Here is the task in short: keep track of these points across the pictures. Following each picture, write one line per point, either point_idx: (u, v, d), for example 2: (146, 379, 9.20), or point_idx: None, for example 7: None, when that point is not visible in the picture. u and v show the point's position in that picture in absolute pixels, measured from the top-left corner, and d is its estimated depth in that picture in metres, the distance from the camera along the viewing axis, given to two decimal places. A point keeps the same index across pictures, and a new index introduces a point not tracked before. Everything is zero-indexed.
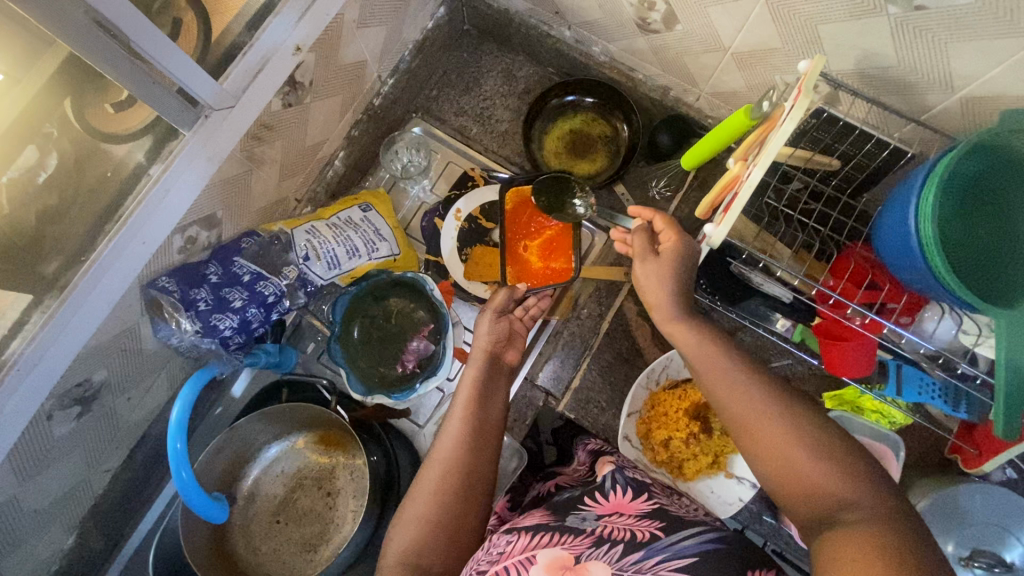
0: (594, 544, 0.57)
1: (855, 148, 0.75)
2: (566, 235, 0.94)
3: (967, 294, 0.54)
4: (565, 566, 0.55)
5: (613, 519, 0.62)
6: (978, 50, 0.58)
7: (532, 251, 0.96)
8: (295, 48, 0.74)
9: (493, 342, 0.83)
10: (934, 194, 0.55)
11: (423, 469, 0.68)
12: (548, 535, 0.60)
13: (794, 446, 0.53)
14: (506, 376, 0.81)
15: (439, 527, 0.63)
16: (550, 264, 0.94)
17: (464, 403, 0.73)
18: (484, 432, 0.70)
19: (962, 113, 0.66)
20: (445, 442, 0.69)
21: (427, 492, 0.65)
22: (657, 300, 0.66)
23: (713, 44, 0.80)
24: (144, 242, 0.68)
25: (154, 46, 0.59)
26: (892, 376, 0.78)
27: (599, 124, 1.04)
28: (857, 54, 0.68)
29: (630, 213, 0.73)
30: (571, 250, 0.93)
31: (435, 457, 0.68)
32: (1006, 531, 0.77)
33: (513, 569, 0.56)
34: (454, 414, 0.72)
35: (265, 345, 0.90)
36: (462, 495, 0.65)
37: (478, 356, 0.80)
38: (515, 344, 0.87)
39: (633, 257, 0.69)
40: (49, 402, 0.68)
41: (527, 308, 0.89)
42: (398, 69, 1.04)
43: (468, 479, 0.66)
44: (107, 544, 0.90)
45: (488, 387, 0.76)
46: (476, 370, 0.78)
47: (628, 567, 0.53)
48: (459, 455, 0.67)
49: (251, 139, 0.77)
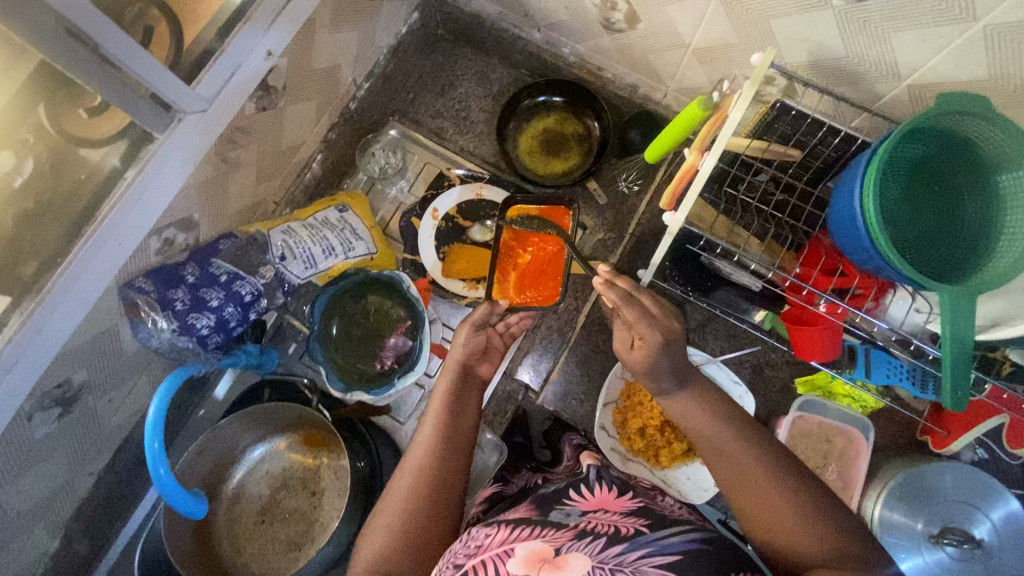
0: (575, 537, 0.56)
1: (809, 137, 0.78)
2: (558, 260, 0.94)
3: (908, 269, 0.55)
4: (545, 558, 0.53)
5: (599, 515, 0.61)
6: (922, 37, 0.60)
7: (519, 270, 0.96)
8: (266, 54, 0.77)
9: (469, 354, 0.82)
10: (874, 174, 0.56)
11: (395, 476, 0.68)
12: (528, 528, 0.59)
13: (767, 476, 0.57)
14: (478, 379, 0.82)
15: (415, 515, 0.63)
16: (537, 289, 0.95)
17: (436, 408, 0.75)
18: (454, 432, 0.72)
19: (910, 99, 0.68)
20: (416, 452, 0.70)
21: (400, 497, 0.65)
22: (645, 333, 0.68)
23: (674, 41, 0.83)
24: (120, 243, 0.70)
25: (124, 51, 0.61)
26: (860, 361, 0.81)
27: (571, 123, 1.06)
28: (808, 46, 0.70)
29: (597, 290, 0.69)
30: (561, 274, 0.94)
31: (404, 469, 0.68)
32: (974, 508, 0.78)
33: (490, 563, 0.54)
34: (427, 422, 0.73)
35: (246, 346, 0.92)
36: (433, 493, 0.66)
37: (450, 367, 0.80)
38: (490, 357, 0.86)
39: (621, 347, 0.72)
40: (29, 403, 0.69)
41: (509, 323, 0.90)
42: (373, 74, 1.07)
43: (440, 477, 0.67)
44: (93, 548, 0.90)
45: (462, 391, 0.78)
46: (447, 381, 0.78)
47: (608, 561, 0.52)
48: (428, 455, 0.69)
49: (225, 142, 0.79)
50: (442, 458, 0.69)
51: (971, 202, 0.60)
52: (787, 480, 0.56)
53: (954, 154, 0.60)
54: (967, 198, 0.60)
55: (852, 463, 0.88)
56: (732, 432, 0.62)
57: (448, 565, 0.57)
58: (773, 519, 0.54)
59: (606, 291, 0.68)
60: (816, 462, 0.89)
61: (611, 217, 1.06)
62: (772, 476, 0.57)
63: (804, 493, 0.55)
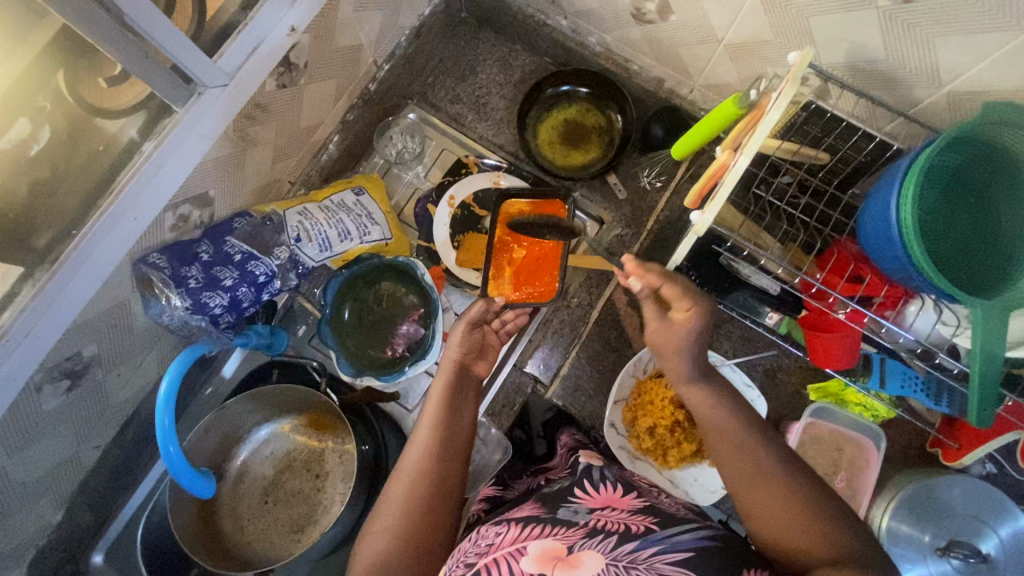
0: (586, 535, 0.56)
1: (842, 140, 0.76)
2: (554, 253, 0.93)
3: (941, 280, 0.54)
4: (558, 556, 0.53)
5: (606, 513, 0.61)
6: (967, 43, 0.59)
7: (517, 265, 0.95)
8: (290, 29, 0.74)
9: (464, 354, 0.81)
10: (912, 181, 0.55)
11: (391, 482, 0.66)
12: (539, 526, 0.59)
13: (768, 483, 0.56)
14: (473, 380, 0.80)
15: (418, 513, 0.63)
16: (533, 284, 0.94)
17: (433, 411, 0.72)
18: (454, 433, 0.71)
19: (948, 107, 0.66)
20: (411, 455, 0.68)
21: (397, 505, 0.63)
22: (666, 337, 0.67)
23: (706, 36, 0.81)
24: (136, 217, 0.67)
25: (149, 23, 0.59)
26: (875, 370, 0.81)
27: (592, 115, 1.04)
28: (846, 46, 0.69)
29: (631, 275, 0.65)
30: (558, 268, 0.93)
31: (402, 470, 0.67)
32: (983, 522, 0.78)
33: (503, 562, 0.54)
34: (423, 424, 0.71)
35: (255, 326, 0.90)
36: (436, 492, 0.65)
37: (447, 368, 0.78)
38: (485, 356, 0.84)
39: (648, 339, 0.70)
40: (39, 374, 0.68)
41: (504, 320, 0.89)
42: (394, 55, 1.05)
43: (439, 480, 0.66)
44: (96, 521, 0.90)
45: (458, 395, 0.75)
46: (443, 383, 0.76)
47: (621, 558, 0.52)
48: (428, 462, 0.67)
49: (244, 118, 0.78)
50: (441, 461, 0.67)
51: (1009, 215, 0.58)
52: (793, 486, 0.56)
53: (992, 166, 0.58)
54: (1003, 211, 0.59)
55: (860, 471, 0.88)
56: (751, 443, 0.59)
57: (459, 565, 0.57)
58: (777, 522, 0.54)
59: (641, 272, 0.64)
60: (825, 469, 0.89)
61: (628, 213, 1.05)
62: (782, 481, 0.56)
63: (826, 502, 0.55)
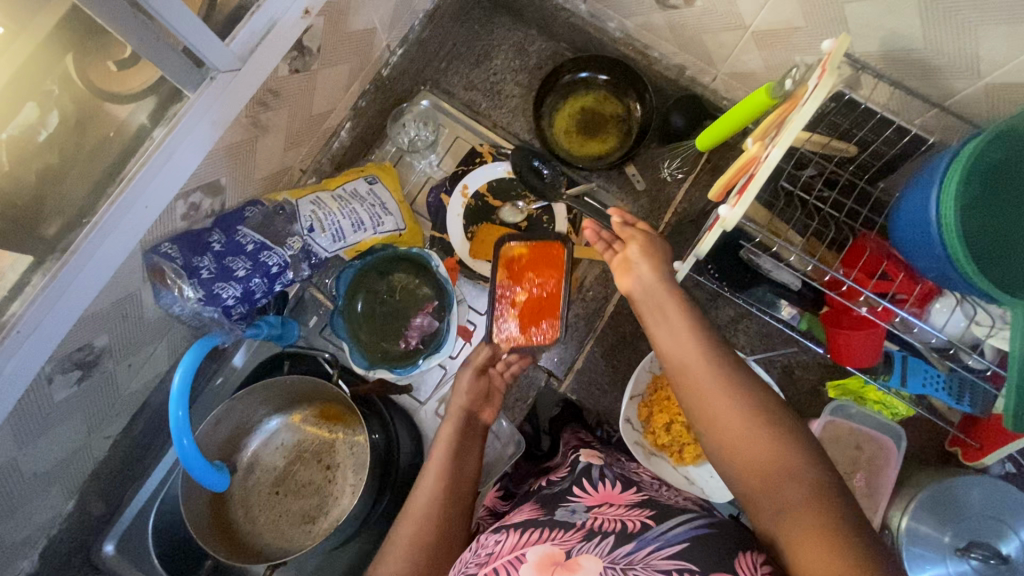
0: (584, 538, 0.55)
1: (874, 135, 0.75)
2: (555, 298, 0.89)
3: (983, 282, 0.53)
4: (557, 562, 0.53)
5: (603, 510, 0.60)
6: (1011, 34, 0.57)
7: (517, 311, 0.90)
8: (304, 11, 0.72)
9: (472, 400, 0.84)
10: (957, 180, 0.54)
11: (399, 522, 0.70)
12: (537, 531, 0.58)
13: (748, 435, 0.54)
14: (481, 427, 0.83)
15: (426, 544, 0.67)
16: (535, 329, 0.89)
17: (440, 456, 0.76)
18: (460, 476, 0.74)
19: (986, 100, 0.64)
20: (419, 497, 0.71)
21: (403, 545, 0.67)
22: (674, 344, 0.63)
23: (733, 22, 0.78)
24: (147, 206, 0.65)
25: (159, 1, 0.56)
26: (897, 368, 0.78)
27: (610, 103, 1.01)
28: (882, 35, 0.66)
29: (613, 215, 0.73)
30: (560, 310, 0.89)
31: (410, 512, 0.70)
32: (1003, 523, 0.77)
33: (502, 571, 0.53)
34: (431, 468, 0.75)
35: (267, 316, 0.87)
36: (439, 528, 0.69)
37: (455, 414, 0.81)
38: (492, 402, 0.86)
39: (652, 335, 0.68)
40: (50, 365, 0.67)
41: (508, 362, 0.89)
42: (407, 39, 1.02)
43: (443, 523, 0.70)
44: (107, 510, 0.90)
45: (464, 441, 0.79)
46: (451, 429, 0.79)
47: (618, 561, 0.51)
48: (433, 508, 0.70)
49: (257, 104, 0.76)
50: (447, 504, 0.71)
51: None
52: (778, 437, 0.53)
53: None
54: None
55: (878, 469, 0.87)
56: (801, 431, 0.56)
57: None
58: (774, 499, 0.51)
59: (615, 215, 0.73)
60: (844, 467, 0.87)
61: (646, 205, 1.03)
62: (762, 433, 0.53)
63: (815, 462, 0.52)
